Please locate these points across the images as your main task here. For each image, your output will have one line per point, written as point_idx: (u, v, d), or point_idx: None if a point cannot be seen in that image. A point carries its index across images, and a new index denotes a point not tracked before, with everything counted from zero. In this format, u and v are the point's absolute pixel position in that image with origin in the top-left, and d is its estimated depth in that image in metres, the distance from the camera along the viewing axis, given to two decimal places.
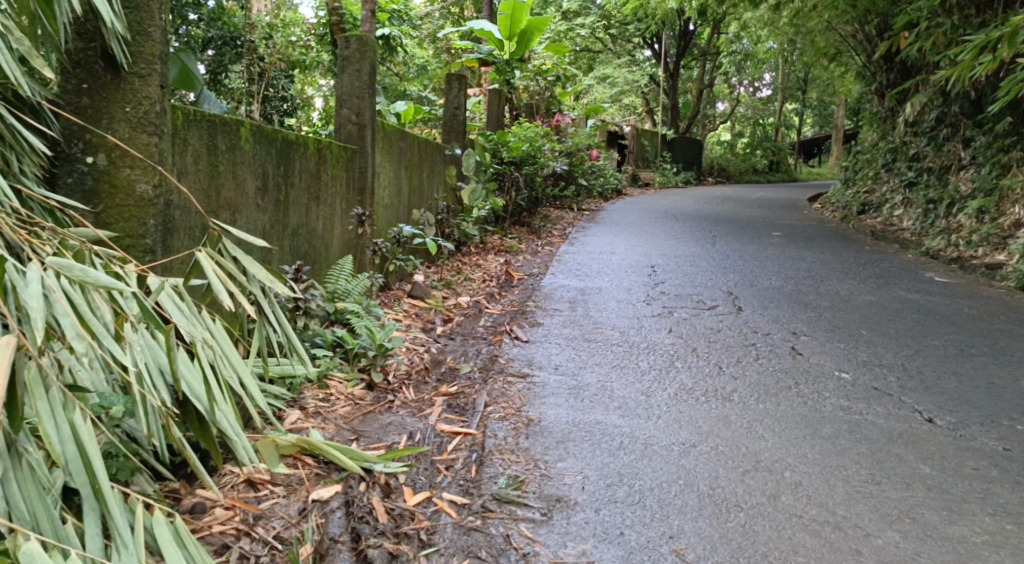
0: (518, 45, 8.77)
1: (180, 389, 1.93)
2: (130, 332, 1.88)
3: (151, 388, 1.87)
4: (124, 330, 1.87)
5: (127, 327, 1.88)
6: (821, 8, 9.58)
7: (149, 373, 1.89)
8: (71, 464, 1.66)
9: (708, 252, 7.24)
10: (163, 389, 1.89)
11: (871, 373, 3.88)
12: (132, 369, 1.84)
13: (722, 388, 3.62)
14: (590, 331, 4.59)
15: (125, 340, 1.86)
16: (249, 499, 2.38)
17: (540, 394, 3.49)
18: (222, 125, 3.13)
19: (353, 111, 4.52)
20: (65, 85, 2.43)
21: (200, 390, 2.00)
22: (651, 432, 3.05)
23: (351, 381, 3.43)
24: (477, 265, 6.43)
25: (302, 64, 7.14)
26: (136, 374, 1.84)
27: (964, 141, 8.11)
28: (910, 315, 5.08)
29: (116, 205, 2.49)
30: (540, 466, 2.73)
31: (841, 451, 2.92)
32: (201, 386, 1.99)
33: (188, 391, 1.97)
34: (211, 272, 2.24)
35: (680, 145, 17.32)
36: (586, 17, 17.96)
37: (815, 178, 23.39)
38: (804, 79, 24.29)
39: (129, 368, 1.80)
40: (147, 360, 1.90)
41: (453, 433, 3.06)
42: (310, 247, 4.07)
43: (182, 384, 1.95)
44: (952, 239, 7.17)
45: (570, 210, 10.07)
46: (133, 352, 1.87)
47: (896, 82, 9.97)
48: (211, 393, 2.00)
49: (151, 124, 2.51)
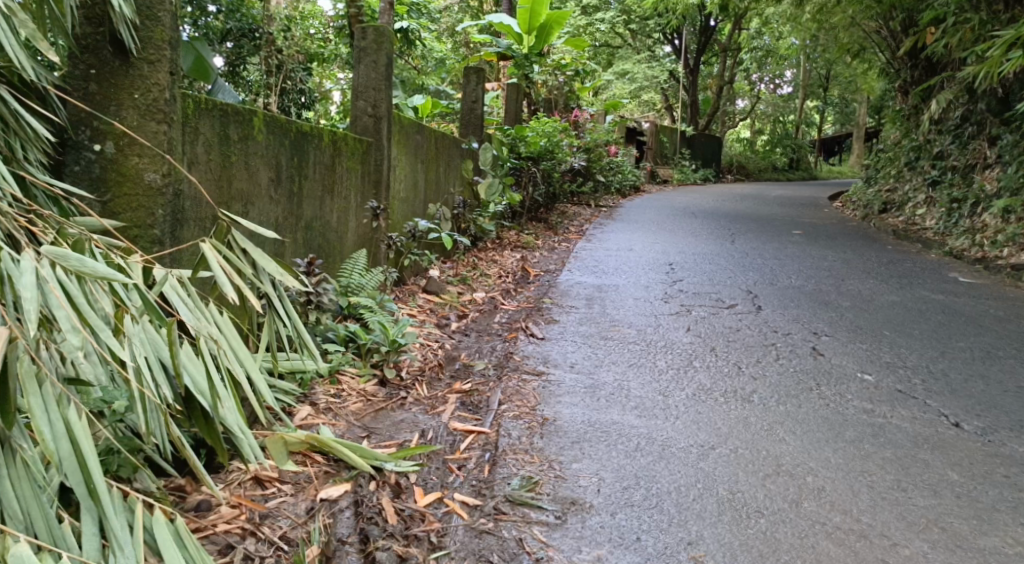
0: (536, 40, 8.71)
1: (182, 384, 1.88)
2: (129, 324, 1.83)
3: (150, 383, 1.81)
4: (122, 323, 1.81)
5: (126, 320, 1.82)
6: (845, 4, 9.42)
7: (149, 367, 1.84)
8: (65, 463, 1.61)
9: (727, 250, 7.13)
10: (163, 384, 1.83)
11: (895, 376, 3.78)
12: (130, 363, 1.78)
13: (742, 389, 3.54)
14: (607, 329, 4.51)
15: (124, 332, 1.81)
16: (255, 497, 2.33)
17: (556, 393, 3.42)
18: (234, 114, 3.08)
19: (369, 103, 4.46)
20: (73, 71, 2.39)
21: (204, 386, 1.94)
22: (668, 433, 2.98)
23: (363, 376, 3.38)
24: (493, 261, 6.36)
25: (319, 57, 7.10)
26: (134, 367, 1.79)
27: (990, 139, 7.95)
28: (935, 316, 4.96)
29: (124, 194, 2.44)
30: (555, 467, 2.65)
31: (865, 456, 2.83)
32: (205, 381, 1.93)
33: (191, 386, 1.91)
34: (217, 264, 2.18)
35: (699, 142, 17.18)
36: (606, 12, 17.79)
37: (837, 177, 23.13)
38: (826, 75, 23.99)
39: (128, 362, 1.75)
40: (147, 353, 1.84)
41: (466, 431, 3.00)
42: (324, 241, 4.02)
43: (184, 378, 1.90)
44: (977, 239, 7.03)
45: (588, 206, 9.96)
46: (133, 344, 1.82)
47: (920, 79, 9.79)
48: (214, 390, 1.94)
49: (160, 111, 2.46)
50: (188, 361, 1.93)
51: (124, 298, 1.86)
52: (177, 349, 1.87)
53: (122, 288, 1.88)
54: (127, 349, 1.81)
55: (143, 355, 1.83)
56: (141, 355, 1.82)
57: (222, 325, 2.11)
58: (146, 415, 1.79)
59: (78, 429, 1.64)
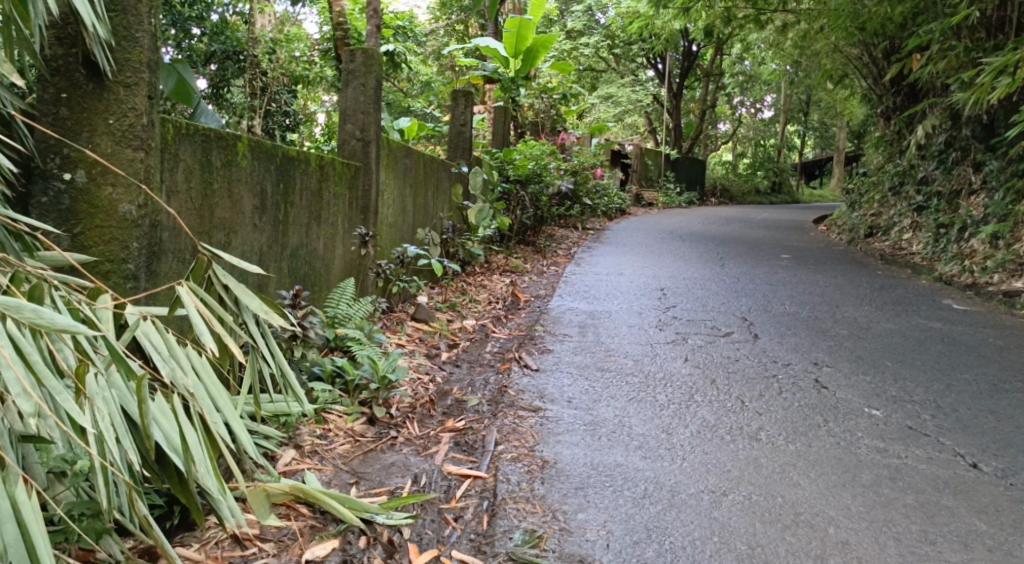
0: (523, 63, 8.53)
1: (151, 445, 1.70)
2: (91, 379, 1.64)
3: (115, 448, 1.64)
4: (85, 379, 1.63)
5: (88, 376, 1.65)
6: (828, 31, 9.38)
7: (114, 429, 1.66)
8: (11, 549, 1.45)
9: (718, 275, 7.00)
10: (129, 448, 1.66)
11: (903, 410, 3.63)
12: (92, 428, 1.61)
13: (748, 425, 3.37)
14: (603, 359, 4.35)
15: (86, 393, 1.63)
16: (233, 559, 2.16)
17: (555, 431, 3.24)
18: (217, 139, 2.91)
19: (357, 126, 4.31)
20: (43, 95, 2.22)
21: (181, 447, 1.77)
22: (675, 477, 2.81)
23: (351, 415, 3.20)
24: (483, 286, 6.19)
25: (304, 80, 6.92)
26: (96, 430, 1.61)
27: (975, 165, 7.89)
28: (935, 345, 4.82)
29: (97, 226, 2.26)
30: (559, 519, 2.49)
31: (886, 503, 2.70)
32: (181, 441, 1.77)
33: (163, 443, 1.74)
34: (192, 306, 1.99)
35: (684, 166, 17.08)
36: (590, 36, 17.74)
37: (817, 200, 23.13)
38: (806, 100, 24.10)
39: (91, 430, 1.57)
40: (112, 412, 1.67)
41: (461, 475, 2.82)
42: (310, 269, 3.84)
43: (155, 436, 1.73)
44: (966, 264, 6.91)
45: (575, 229, 9.79)
46: (97, 405, 1.64)
47: (904, 105, 9.72)
48: (193, 450, 1.78)
49: (137, 137, 2.28)
50: (161, 417, 1.77)
51: (86, 350, 1.68)
52: (147, 408, 1.70)
53: (86, 338, 1.70)
54: (87, 410, 1.63)
55: (109, 415, 1.66)
56: (105, 415, 1.64)
57: (202, 371, 1.93)
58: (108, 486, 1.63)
59: (27, 510, 1.50)
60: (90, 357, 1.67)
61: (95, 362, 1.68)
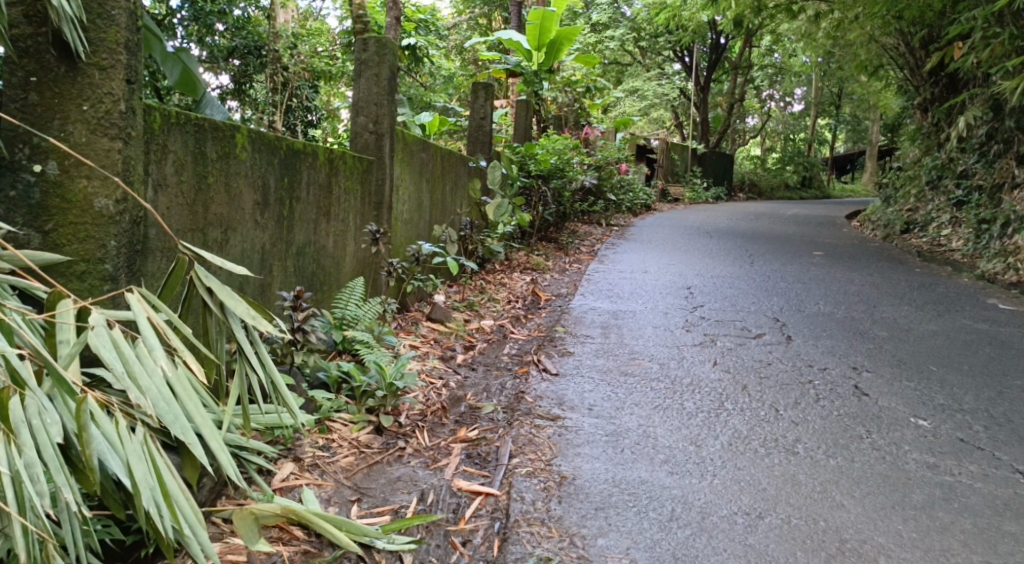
0: (546, 56, 8.28)
1: (80, 477, 1.61)
2: (15, 406, 1.58)
3: (35, 488, 1.55)
4: (7, 408, 1.56)
5: (13, 402, 1.58)
6: (862, 19, 9.01)
7: (42, 465, 1.58)
8: None
9: (747, 273, 6.73)
10: (61, 485, 1.58)
11: (953, 421, 3.35)
12: (7, 468, 1.53)
13: (783, 437, 3.11)
14: (626, 363, 4.10)
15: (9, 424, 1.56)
16: None
17: (574, 442, 3.01)
18: (212, 129, 2.71)
19: (370, 119, 4.08)
20: (10, 78, 2.04)
21: (129, 478, 1.69)
22: (707, 497, 2.57)
23: (356, 424, 2.98)
24: (502, 284, 5.97)
25: (327, 75, 6.73)
26: (12, 470, 1.54)
27: (1018, 157, 7.49)
28: (983, 349, 4.51)
29: (70, 223, 2.07)
30: (576, 545, 2.27)
31: (942, 529, 2.44)
32: (127, 472, 1.68)
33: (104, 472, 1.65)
34: (145, 316, 1.82)
35: (711, 160, 16.70)
36: (615, 29, 17.40)
37: (849, 195, 22.63)
38: (838, 91, 23.48)
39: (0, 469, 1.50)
40: (42, 445, 1.60)
41: (472, 492, 2.60)
42: (318, 268, 3.65)
43: (94, 465, 1.65)
44: (1011, 261, 6.53)
45: (599, 225, 9.52)
46: (20, 439, 1.57)
47: (942, 96, 9.32)
48: (140, 482, 1.68)
49: (114, 125, 2.09)
50: (106, 442, 1.68)
51: (17, 372, 1.61)
52: (87, 435, 1.64)
53: (16, 360, 1.61)
54: (7, 448, 1.55)
55: (37, 448, 1.59)
56: (29, 450, 1.57)
57: (174, 385, 1.81)
58: (29, 534, 1.55)
59: None
60: (22, 380, 1.61)
61: (27, 386, 1.62)
